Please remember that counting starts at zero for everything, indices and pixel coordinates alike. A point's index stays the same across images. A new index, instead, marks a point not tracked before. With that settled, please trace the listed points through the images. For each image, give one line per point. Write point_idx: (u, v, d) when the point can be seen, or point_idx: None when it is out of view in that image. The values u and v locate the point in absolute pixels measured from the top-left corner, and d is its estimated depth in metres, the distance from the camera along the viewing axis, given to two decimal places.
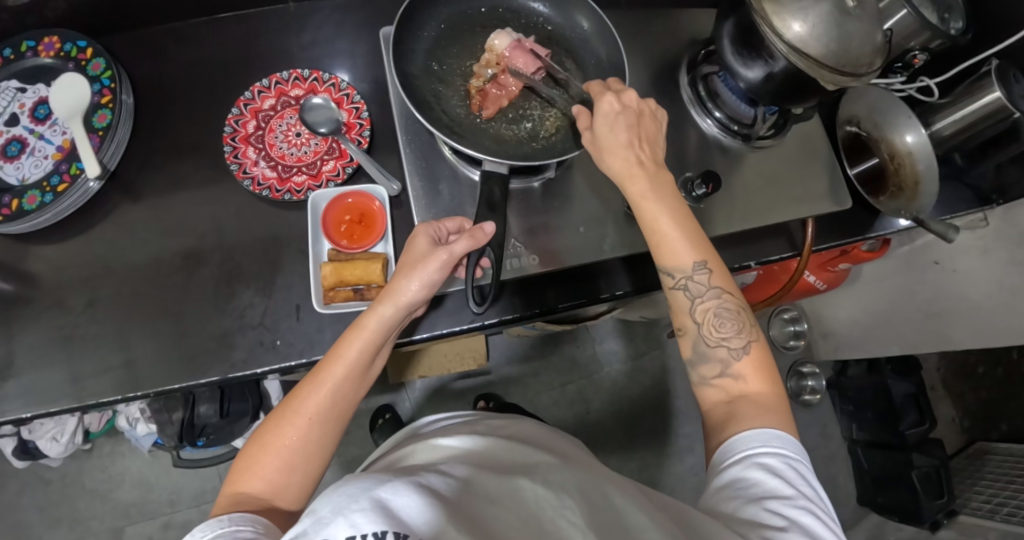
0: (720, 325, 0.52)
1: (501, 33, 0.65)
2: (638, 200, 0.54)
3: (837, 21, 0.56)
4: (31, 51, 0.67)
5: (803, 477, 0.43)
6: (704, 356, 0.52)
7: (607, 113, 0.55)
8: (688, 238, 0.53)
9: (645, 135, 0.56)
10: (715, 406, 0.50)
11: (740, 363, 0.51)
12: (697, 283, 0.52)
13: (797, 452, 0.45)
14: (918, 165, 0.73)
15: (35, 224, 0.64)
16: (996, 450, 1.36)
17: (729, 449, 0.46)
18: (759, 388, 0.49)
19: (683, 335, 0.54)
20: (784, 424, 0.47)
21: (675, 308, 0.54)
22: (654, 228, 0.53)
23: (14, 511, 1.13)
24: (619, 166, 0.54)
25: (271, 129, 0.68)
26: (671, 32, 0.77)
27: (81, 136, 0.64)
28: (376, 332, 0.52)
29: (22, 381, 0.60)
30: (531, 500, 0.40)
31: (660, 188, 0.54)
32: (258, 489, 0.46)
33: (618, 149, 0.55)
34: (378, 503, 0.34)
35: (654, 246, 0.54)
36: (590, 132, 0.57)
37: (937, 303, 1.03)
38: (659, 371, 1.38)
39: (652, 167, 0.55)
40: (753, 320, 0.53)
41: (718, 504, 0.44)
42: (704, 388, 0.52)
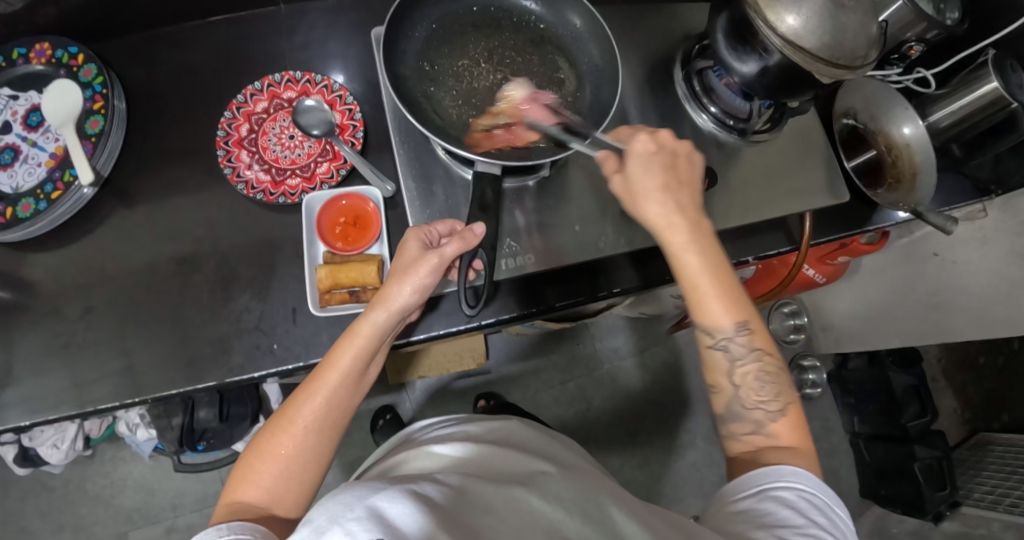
0: (758, 388, 0.51)
1: (517, 85, 0.65)
2: (677, 252, 0.52)
3: (831, 13, 0.56)
4: (23, 59, 0.67)
5: (818, 510, 0.43)
6: (739, 415, 0.51)
7: (641, 153, 0.55)
8: (728, 293, 0.51)
9: (678, 179, 0.55)
10: (740, 456, 0.50)
11: (776, 423, 0.50)
12: (737, 344, 0.51)
13: (817, 488, 0.44)
14: (917, 156, 0.74)
15: (30, 232, 0.64)
16: (998, 441, 1.36)
17: (746, 484, 0.46)
18: (793, 444, 0.49)
19: (717, 393, 0.53)
20: (806, 466, 0.47)
21: (710, 367, 0.53)
22: (693, 286, 0.52)
23: (17, 518, 1.13)
24: (657, 216, 0.53)
25: (264, 132, 0.68)
26: (665, 28, 0.77)
27: (74, 143, 0.63)
28: (369, 339, 0.52)
29: (19, 390, 0.60)
30: (527, 511, 0.41)
31: (700, 240, 0.52)
32: (256, 499, 0.45)
33: (653, 197, 0.53)
34: (372, 511, 0.34)
35: (691, 303, 0.52)
36: (620, 174, 0.56)
37: (937, 294, 1.02)
38: (660, 367, 1.38)
39: (690, 217, 0.53)
40: (787, 378, 0.52)
41: (727, 526, 0.43)
42: (734, 444, 0.51)
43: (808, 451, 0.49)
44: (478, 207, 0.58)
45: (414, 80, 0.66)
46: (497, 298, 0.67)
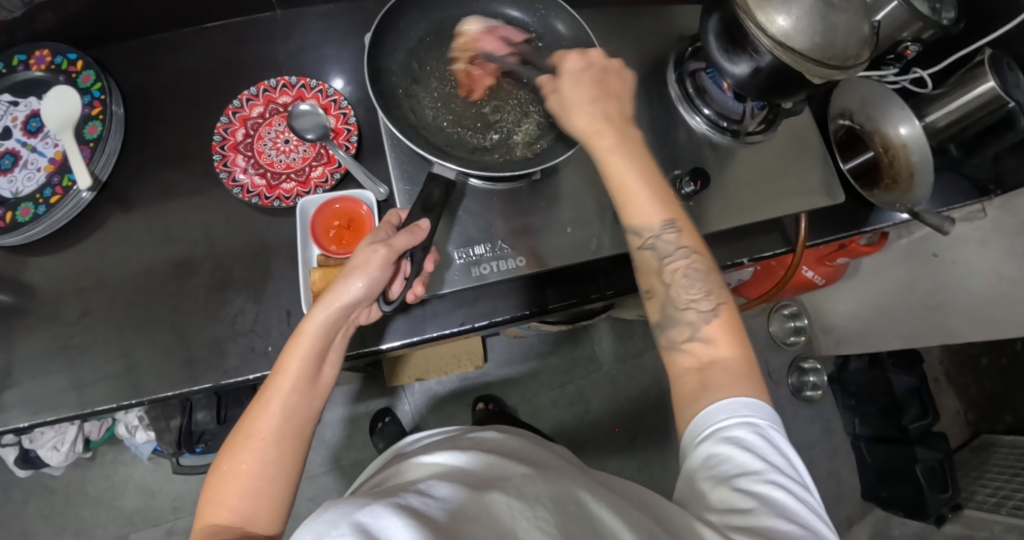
0: (688, 286, 0.52)
1: (472, 19, 0.68)
2: (606, 156, 0.54)
3: (821, 13, 0.56)
4: (23, 65, 0.68)
5: (772, 446, 0.44)
6: (673, 318, 0.52)
7: (572, 70, 0.57)
8: (654, 195, 0.53)
9: (610, 92, 0.57)
10: (682, 369, 0.50)
11: (710, 327, 0.51)
12: (664, 242, 0.53)
13: (766, 419, 0.45)
14: (912, 156, 0.73)
15: (28, 236, 0.64)
16: (1001, 443, 1.35)
17: (699, 426, 0.46)
18: (730, 352, 0.49)
19: (652, 296, 0.55)
20: (759, 393, 0.47)
21: (642, 269, 0.54)
22: (621, 184, 0.54)
23: (20, 520, 1.14)
24: (585, 123, 0.55)
25: (260, 136, 0.69)
26: (658, 30, 0.77)
27: (73, 148, 0.64)
28: (314, 335, 0.51)
29: (17, 392, 0.61)
30: (508, 516, 0.40)
31: (627, 146, 0.55)
32: (227, 520, 0.44)
33: (582, 107, 0.56)
34: (357, 527, 0.34)
35: (620, 203, 0.54)
36: (556, 92, 0.57)
37: (937, 294, 1.02)
38: (659, 369, 1.38)
39: (620, 125, 0.56)
40: (723, 283, 0.53)
41: (692, 492, 0.45)
42: (673, 352, 0.51)
43: (749, 361, 0.49)
44: (421, 207, 0.59)
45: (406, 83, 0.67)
46: (490, 300, 0.68)
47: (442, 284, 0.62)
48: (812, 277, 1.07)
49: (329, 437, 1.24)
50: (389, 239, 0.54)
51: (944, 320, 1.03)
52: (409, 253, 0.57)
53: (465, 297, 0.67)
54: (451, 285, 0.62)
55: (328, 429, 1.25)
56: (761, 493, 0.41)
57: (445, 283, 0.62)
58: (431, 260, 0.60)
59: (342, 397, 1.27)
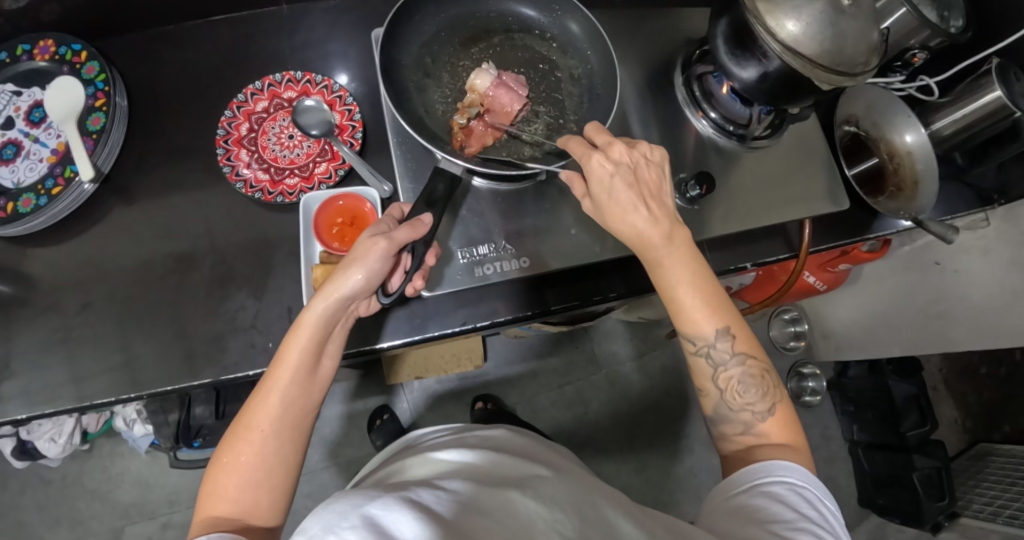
0: (744, 391, 0.52)
1: (481, 72, 0.64)
2: (655, 266, 0.52)
3: (830, 20, 0.56)
4: (27, 55, 0.67)
5: (809, 503, 0.45)
6: (727, 418, 0.53)
7: (603, 173, 0.52)
8: (707, 304, 0.52)
9: (650, 189, 0.53)
10: (732, 455, 0.53)
11: (764, 425, 0.52)
12: (719, 351, 0.52)
13: (809, 481, 0.46)
14: (918, 164, 0.74)
15: (30, 227, 0.64)
16: (998, 452, 1.35)
17: (739, 481, 0.48)
18: (783, 439, 0.51)
19: (705, 396, 0.54)
20: (800, 459, 0.49)
21: (696, 373, 0.54)
22: (673, 298, 0.52)
23: (15, 511, 1.14)
24: (630, 231, 0.52)
25: (264, 131, 0.69)
26: (665, 33, 0.77)
27: (75, 140, 0.64)
28: (314, 329, 0.51)
29: (16, 384, 0.60)
30: (521, 513, 0.40)
31: (677, 255, 0.52)
32: (226, 511, 0.45)
33: (626, 215, 0.52)
34: (367, 519, 0.35)
35: (672, 313, 0.53)
36: (589, 195, 0.54)
37: (938, 302, 1.01)
38: (659, 372, 1.38)
39: (664, 226, 0.52)
40: (775, 378, 0.53)
41: (722, 524, 0.45)
42: (725, 442, 0.54)
43: (801, 444, 0.51)
44: (425, 201, 0.59)
45: (411, 80, 0.66)
46: (492, 300, 0.67)
47: (441, 280, 0.62)
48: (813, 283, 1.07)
49: (327, 434, 1.24)
50: (390, 232, 0.54)
51: (944, 328, 1.03)
52: (409, 246, 0.57)
53: (467, 297, 0.67)
54: (452, 282, 0.62)
55: (326, 426, 1.25)
56: (794, 538, 0.41)
57: (444, 279, 0.62)
58: (432, 255, 0.60)
59: (340, 394, 1.26)
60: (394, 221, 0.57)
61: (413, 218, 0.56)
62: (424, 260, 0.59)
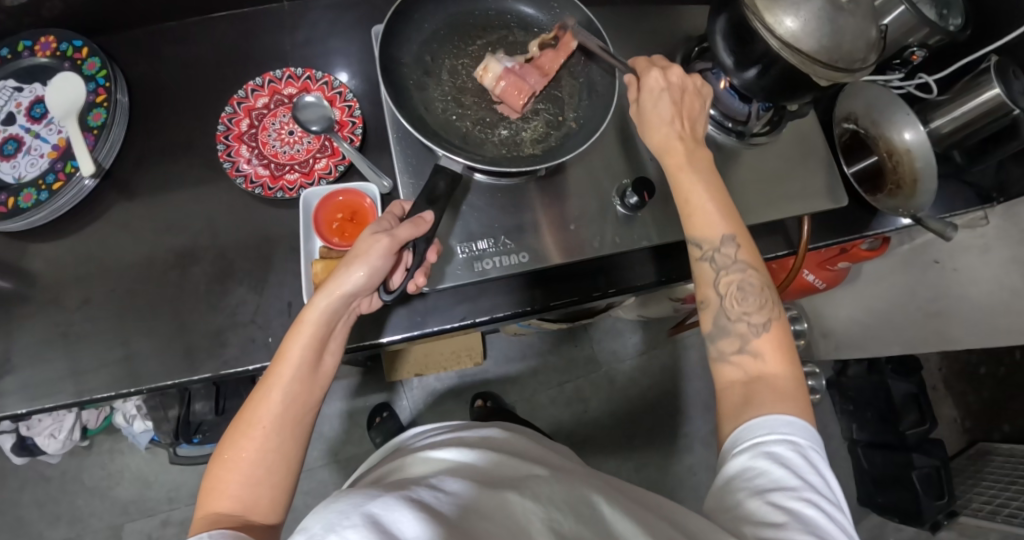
0: (743, 301, 0.53)
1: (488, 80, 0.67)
2: (675, 170, 0.56)
3: (829, 16, 0.56)
4: (28, 51, 0.68)
5: (811, 467, 0.44)
6: (725, 329, 0.53)
7: (651, 86, 0.58)
8: (720, 211, 0.55)
9: (686, 107, 0.59)
10: (731, 383, 0.51)
11: (759, 341, 0.52)
12: (723, 255, 0.54)
13: (810, 440, 0.46)
14: (917, 162, 0.74)
15: (31, 222, 0.64)
16: (998, 451, 1.35)
17: (738, 439, 0.47)
18: (776, 369, 0.50)
19: (705, 306, 0.55)
20: (801, 413, 0.47)
21: (699, 280, 0.55)
22: (687, 197, 0.56)
23: (15, 508, 1.14)
24: (659, 139, 0.58)
25: (264, 127, 0.69)
26: (665, 30, 0.77)
27: (76, 135, 0.64)
28: (315, 324, 0.51)
29: (16, 379, 0.60)
30: (519, 514, 0.40)
31: (699, 163, 0.56)
32: (229, 508, 0.45)
33: (660, 125, 0.58)
34: (369, 518, 0.35)
35: (684, 219, 0.56)
36: (635, 105, 0.60)
37: (937, 301, 1.01)
38: (659, 370, 1.38)
39: (688, 140, 0.58)
40: (775, 300, 0.54)
41: (724, 498, 0.46)
42: (721, 365, 0.53)
43: (799, 393, 0.49)
44: (426, 199, 0.59)
45: (411, 77, 0.66)
46: (492, 296, 0.67)
47: (443, 277, 0.62)
48: (813, 281, 1.07)
49: (327, 432, 1.24)
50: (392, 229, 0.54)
51: (943, 327, 1.03)
52: (411, 244, 0.57)
53: (467, 292, 0.67)
54: (453, 278, 0.62)
55: (326, 423, 1.25)
56: (796, 510, 0.42)
57: (446, 276, 0.62)
58: (434, 251, 0.60)
59: (341, 391, 1.26)
60: (395, 218, 0.57)
61: (415, 216, 0.56)
62: (425, 256, 0.59)
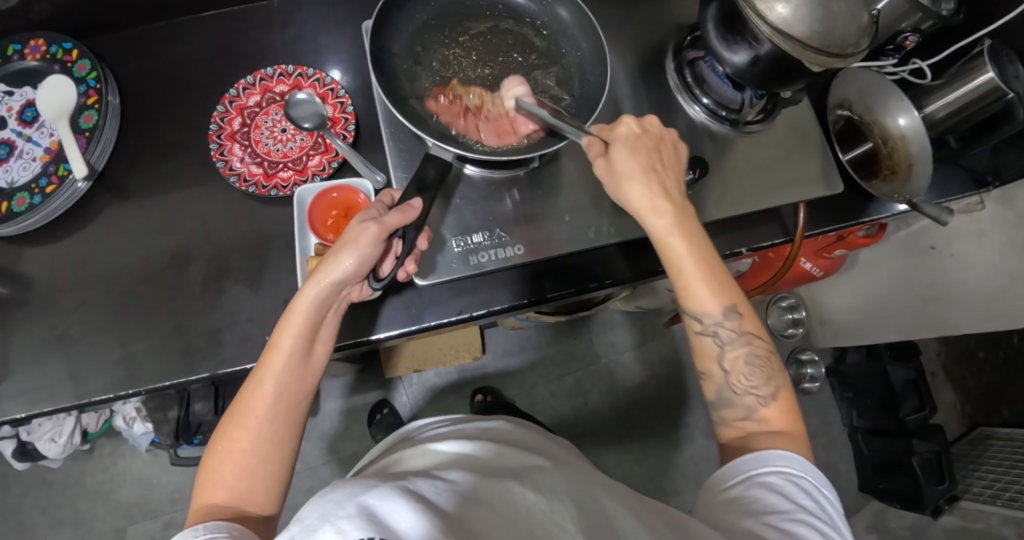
0: (748, 373, 0.53)
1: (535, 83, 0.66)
2: (662, 236, 0.54)
3: (821, 2, 0.56)
4: (18, 54, 0.67)
5: (805, 493, 0.45)
6: (729, 401, 0.53)
7: (626, 138, 0.57)
8: (713, 278, 0.53)
9: (657, 162, 0.56)
10: (731, 441, 0.52)
11: (767, 410, 0.52)
12: (725, 329, 0.53)
13: (804, 470, 0.47)
14: (911, 148, 0.73)
15: (25, 226, 0.64)
16: (996, 436, 1.36)
17: (733, 471, 0.48)
18: (783, 427, 0.51)
19: (709, 378, 0.55)
20: (799, 451, 0.49)
21: (700, 354, 0.55)
22: (679, 270, 0.54)
23: (17, 513, 1.14)
24: (640, 201, 0.55)
25: (257, 125, 0.68)
26: (657, 21, 0.77)
27: (68, 138, 0.64)
28: (305, 314, 0.51)
29: (14, 382, 0.61)
30: (521, 505, 0.40)
31: (685, 223, 0.54)
32: (223, 499, 0.45)
33: (637, 185, 0.55)
34: (364, 509, 0.35)
35: (678, 290, 0.55)
36: (603, 158, 0.57)
37: (936, 287, 1.01)
38: (658, 362, 1.38)
39: (671, 201, 0.55)
40: (778, 362, 0.54)
41: (719, 514, 0.46)
42: (726, 429, 0.54)
43: (800, 434, 0.51)
44: (417, 187, 0.59)
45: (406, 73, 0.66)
46: (489, 289, 0.67)
47: (438, 270, 0.62)
48: (810, 269, 1.07)
49: (327, 430, 1.25)
50: (380, 217, 0.54)
51: (942, 312, 1.02)
52: (400, 232, 0.57)
53: (463, 286, 0.67)
54: (447, 271, 0.62)
55: (326, 421, 1.25)
56: (789, 529, 0.42)
57: (440, 269, 0.62)
58: (424, 238, 0.60)
59: (340, 389, 1.27)
60: (384, 206, 0.57)
61: (404, 203, 0.57)
62: (416, 244, 0.59)
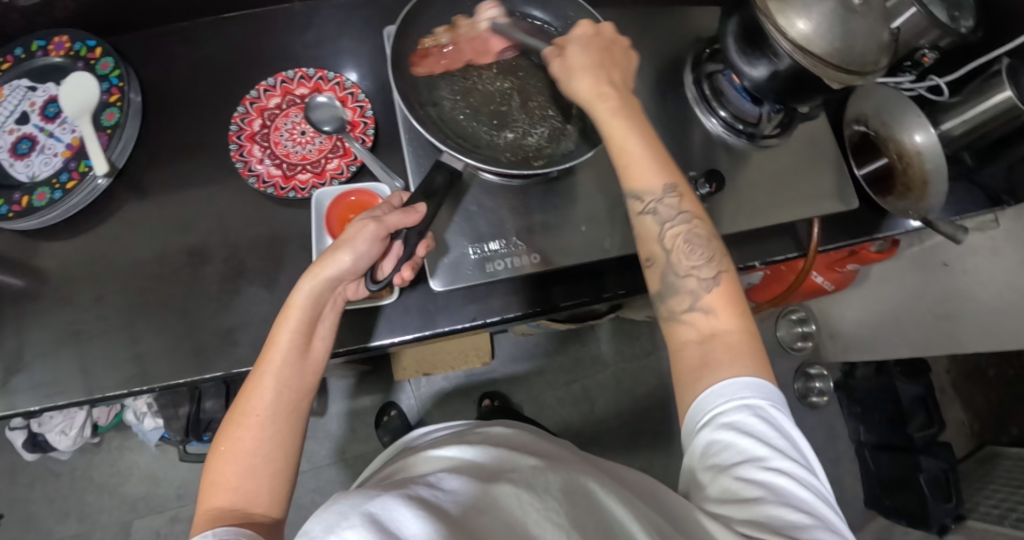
0: (690, 253, 0.53)
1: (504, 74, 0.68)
2: (607, 119, 0.55)
3: (842, 18, 0.56)
4: (42, 51, 0.68)
5: (773, 428, 0.45)
6: (674, 286, 0.53)
7: (580, 37, 0.59)
8: (660, 161, 0.54)
9: (610, 60, 0.58)
10: (683, 337, 0.51)
11: (710, 297, 0.51)
12: (665, 207, 0.53)
13: (768, 396, 0.46)
14: (927, 164, 0.71)
15: (45, 221, 0.65)
16: (1006, 454, 1.34)
17: (699, 410, 0.47)
18: (730, 323, 0.50)
19: (652, 264, 0.55)
20: (758, 370, 0.47)
21: (643, 237, 0.55)
22: (622, 151, 0.54)
23: (24, 504, 1.15)
24: (586, 88, 0.56)
25: (276, 127, 0.69)
26: (676, 32, 0.77)
27: (89, 135, 0.65)
28: (302, 308, 0.51)
29: (31, 375, 0.61)
30: (513, 507, 0.40)
31: (631, 111, 0.55)
32: (229, 502, 0.45)
33: (583, 71, 0.57)
34: (368, 518, 0.35)
35: (622, 171, 0.55)
36: (559, 57, 0.58)
37: (946, 304, 1.01)
38: (665, 371, 1.38)
39: (620, 93, 0.56)
40: (724, 252, 0.54)
41: (698, 473, 0.46)
42: (675, 323, 0.52)
43: (750, 333, 0.50)
44: (424, 192, 0.59)
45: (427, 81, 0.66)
46: (503, 296, 0.67)
47: (454, 278, 0.62)
48: (822, 283, 1.07)
49: (333, 429, 1.25)
50: (382, 216, 0.54)
51: (953, 329, 1.02)
52: (402, 234, 0.57)
53: (477, 293, 0.67)
54: (463, 279, 0.62)
55: (332, 421, 1.25)
56: (769, 482, 0.42)
57: (456, 277, 0.62)
58: (424, 246, 0.59)
59: (347, 389, 1.27)
60: (392, 207, 0.57)
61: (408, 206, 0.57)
62: (415, 250, 0.58)
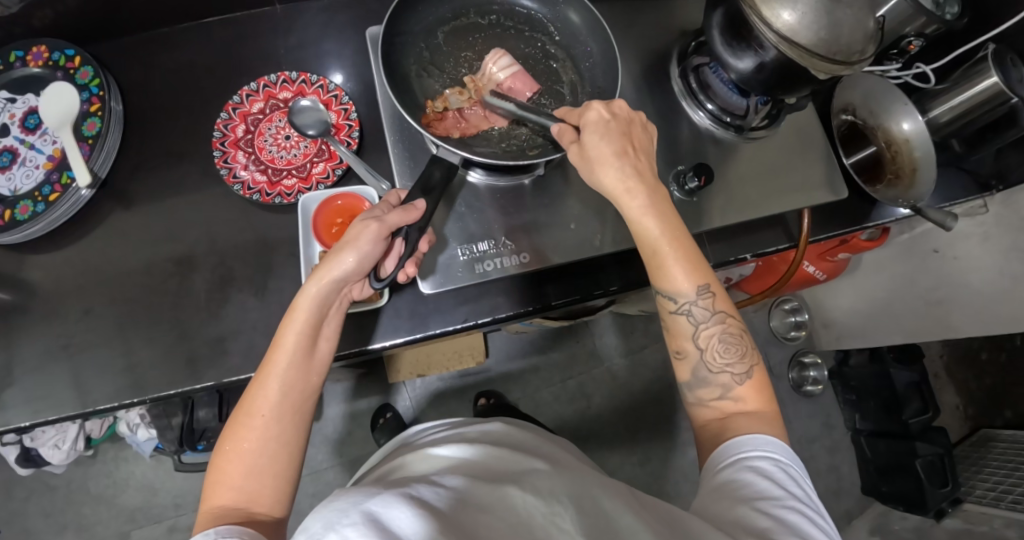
0: (722, 351, 0.53)
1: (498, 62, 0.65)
2: (637, 218, 0.53)
3: (827, 9, 0.55)
4: (20, 61, 0.67)
5: (793, 479, 0.45)
6: (705, 380, 0.53)
7: (597, 119, 0.55)
8: (690, 260, 0.53)
9: (630, 146, 0.55)
10: (708, 423, 0.52)
11: (741, 388, 0.52)
12: (699, 308, 0.53)
13: (791, 459, 0.47)
14: (915, 152, 0.74)
15: (28, 234, 0.64)
16: (1000, 437, 1.36)
17: (724, 454, 0.48)
18: (759, 405, 0.51)
19: (682, 358, 0.55)
20: (777, 434, 0.49)
21: (675, 332, 0.55)
22: (654, 249, 0.53)
23: (20, 518, 1.14)
24: (613, 182, 0.54)
25: (260, 132, 0.68)
26: (661, 25, 0.77)
27: (70, 145, 0.64)
28: (308, 311, 0.51)
29: (18, 392, 0.60)
30: (521, 508, 0.40)
31: (659, 207, 0.53)
32: (232, 501, 0.45)
33: (606, 165, 0.54)
34: (369, 516, 0.35)
35: (652, 268, 0.54)
36: (577, 142, 0.56)
37: (938, 290, 1.02)
38: (660, 364, 1.38)
39: (646, 183, 0.54)
40: (751, 342, 0.55)
41: (712, 503, 0.45)
42: (700, 408, 0.54)
43: (775, 415, 0.51)
44: (421, 188, 0.58)
45: (452, 137, 0.63)
46: (494, 296, 0.67)
47: (444, 280, 0.62)
48: (813, 272, 1.07)
49: (330, 433, 1.25)
50: (382, 216, 0.54)
51: (945, 315, 1.03)
52: (402, 232, 0.56)
53: (468, 294, 0.66)
54: (454, 280, 0.62)
55: (329, 425, 1.25)
56: (781, 517, 0.42)
57: (445, 278, 0.62)
58: (425, 241, 0.59)
59: (342, 393, 1.27)
60: (390, 206, 0.57)
61: (407, 204, 0.56)
62: (417, 246, 0.58)
